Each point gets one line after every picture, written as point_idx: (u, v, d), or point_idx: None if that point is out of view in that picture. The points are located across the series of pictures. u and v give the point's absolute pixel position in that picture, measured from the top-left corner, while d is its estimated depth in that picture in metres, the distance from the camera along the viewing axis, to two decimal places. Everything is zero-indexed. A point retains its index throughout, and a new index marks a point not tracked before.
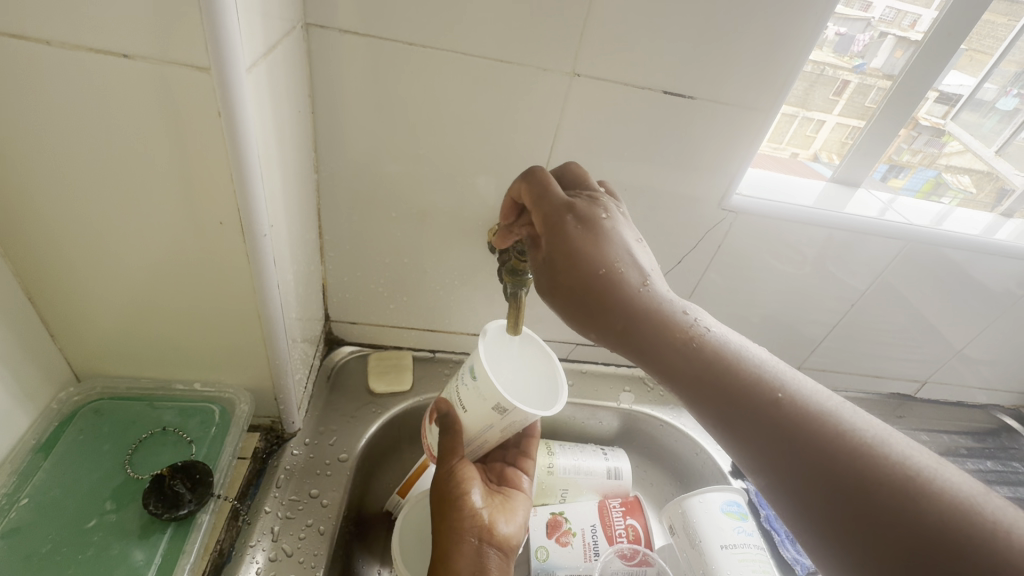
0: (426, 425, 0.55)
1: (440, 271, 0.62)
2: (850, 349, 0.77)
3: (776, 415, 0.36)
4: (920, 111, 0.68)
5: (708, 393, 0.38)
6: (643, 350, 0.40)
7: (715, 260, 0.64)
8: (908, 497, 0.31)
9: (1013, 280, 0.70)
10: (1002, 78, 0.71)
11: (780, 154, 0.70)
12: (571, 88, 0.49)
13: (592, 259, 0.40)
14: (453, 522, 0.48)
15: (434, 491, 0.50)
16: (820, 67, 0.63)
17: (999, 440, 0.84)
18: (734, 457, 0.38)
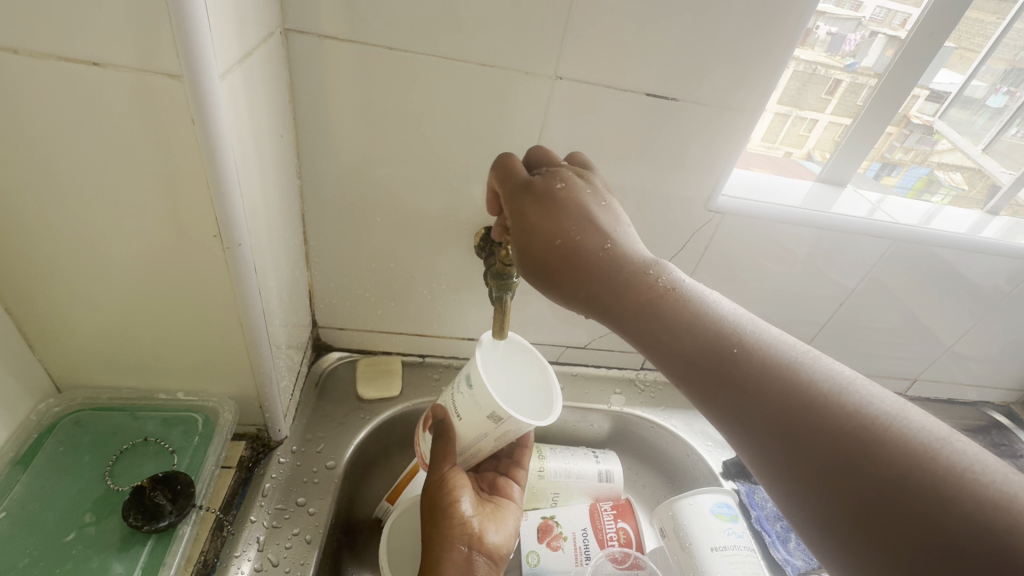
0: (419, 433, 0.55)
1: (428, 276, 0.62)
2: (840, 348, 0.77)
3: (737, 370, 0.34)
4: (910, 109, 0.69)
5: (672, 354, 0.37)
6: (607, 317, 0.40)
7: (703, 261, 0.64)
8: (869, 447, 0.29)
9: (1001, 277, 0.70)
10: (991, 75, 0.72)
11: (774, 153, 0.71)
12: (554, 91, 0.49)
13: (546, 227, 0.41)
14: (443, 528, 0.47)
15: (425, 497, 0.50)
16: (812, 66, 0.64)
17: (990, 436, 0.84)
18: (705, 416, 0.37)
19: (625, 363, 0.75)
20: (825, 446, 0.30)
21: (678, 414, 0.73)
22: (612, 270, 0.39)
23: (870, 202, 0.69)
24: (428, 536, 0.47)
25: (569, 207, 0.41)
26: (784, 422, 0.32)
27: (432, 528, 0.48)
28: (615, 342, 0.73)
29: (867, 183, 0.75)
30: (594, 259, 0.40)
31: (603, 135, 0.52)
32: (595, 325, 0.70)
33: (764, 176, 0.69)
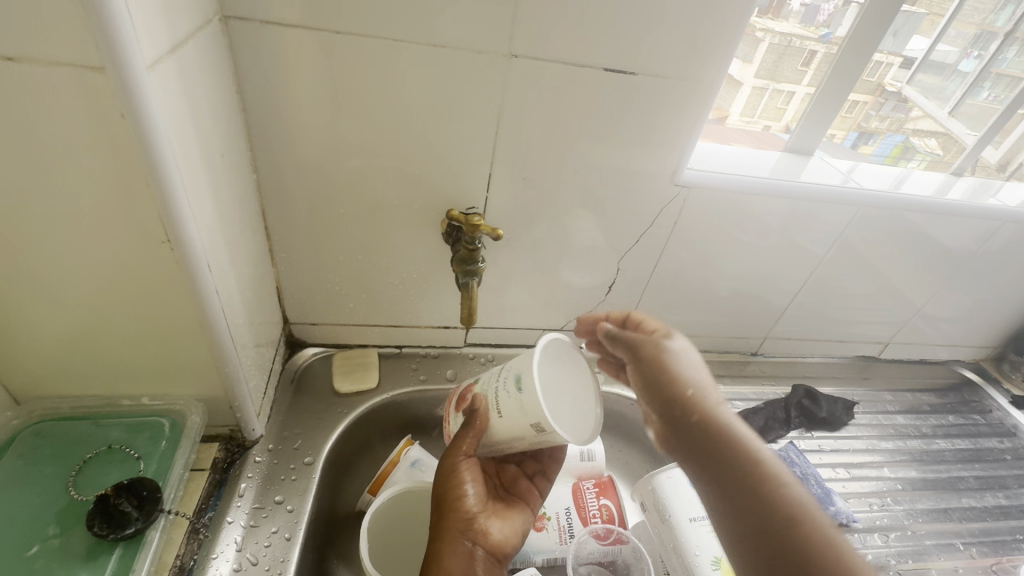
0: (448, 412, 0.55)
1: (399, 266, 0.61)
2: (815, 316, 0.78)
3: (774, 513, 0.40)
4: (886, 77, 0.71)
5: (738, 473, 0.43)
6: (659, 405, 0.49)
7: (673, 237, 0.64)
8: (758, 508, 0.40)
9: (969, 237, 0.71)
10: (962, 40, 0.73)
11: (753, 127, 0.71)
12: (509, 70, 0.48)
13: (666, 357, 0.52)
14: (450, 518, 0.48)
15: (437, 482, 0.50)
16: (788, 38, 0.65)
17: (961, 394, 0.86)
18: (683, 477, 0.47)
19: None
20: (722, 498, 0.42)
21: None
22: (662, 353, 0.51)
23: (839, 170, 0.69)
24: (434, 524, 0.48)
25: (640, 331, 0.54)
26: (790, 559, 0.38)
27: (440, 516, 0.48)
28: None
29: (843, 150, 0.74)
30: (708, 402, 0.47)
31: (563, 112, 0.51)
32: (572, 305, 0.70)
33: (745, 150, 0.68)
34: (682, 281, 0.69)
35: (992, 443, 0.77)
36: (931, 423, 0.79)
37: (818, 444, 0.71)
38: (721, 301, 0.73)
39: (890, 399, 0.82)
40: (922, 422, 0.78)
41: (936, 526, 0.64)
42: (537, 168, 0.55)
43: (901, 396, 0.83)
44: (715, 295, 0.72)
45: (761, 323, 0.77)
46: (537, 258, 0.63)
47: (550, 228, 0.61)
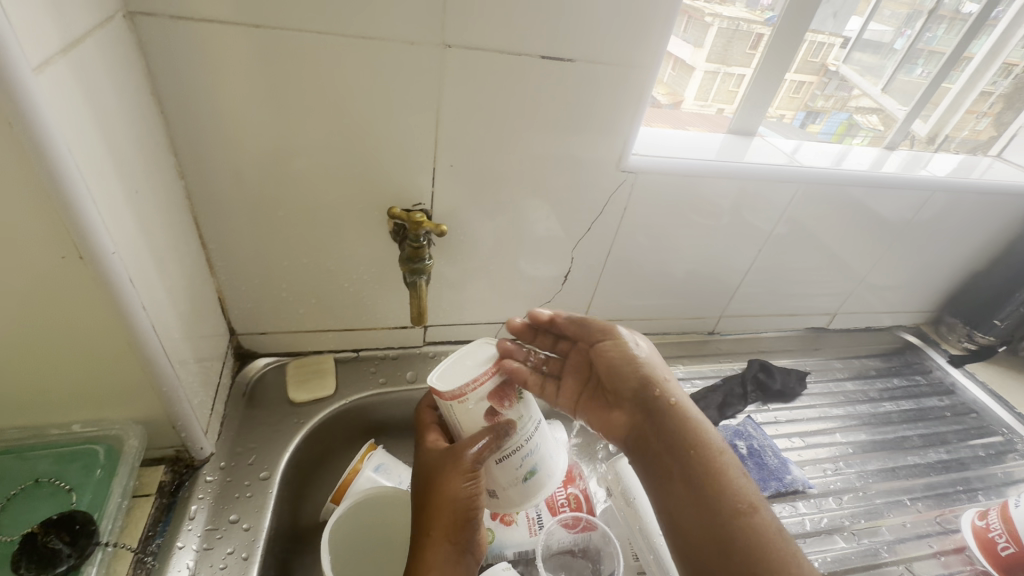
0: (467, 395, 0.45)
1: (348, 268, 0.60)
2: (768, 292, 0.80)
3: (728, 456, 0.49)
4: (829, 58, 0.74)
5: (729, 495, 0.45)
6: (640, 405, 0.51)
7: (624, 223, 0.64)
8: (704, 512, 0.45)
9: (904, 207, 0.74)
10: (895, 20, 0.76)
11: (707, 111, 0.73)
12: (444, 61, 0.47)
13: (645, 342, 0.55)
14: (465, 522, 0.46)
15: (450, 488, 0.46)
16: (735, 23, 0.67)
17: (904, 357, 0.90)
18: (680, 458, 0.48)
19: None
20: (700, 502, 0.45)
21: None
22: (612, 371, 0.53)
23: (781, 150, 0.71)
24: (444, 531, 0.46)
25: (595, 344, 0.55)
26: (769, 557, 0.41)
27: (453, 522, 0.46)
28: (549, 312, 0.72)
29: (792, 130, 0.77)
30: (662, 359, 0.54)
31: (503, 103, 0.50)
32: (530, 296, 0.69)
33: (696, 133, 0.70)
34: (637, 266, 0.70)
35: (933, 401, 0.82)
36: (877, 387, 0.83)
37: (775, 416, 0.73)
38: (677, 283, 0.74)
39: (839, 366, 0.85)
40: (869, 386, 0.82)
41: (885, 484, 0.67)
42: (482, 160, 0.54)
43: (850, 363, 0.86)
44: (671, 277, 0.73)
45: (715, 303, 0.79)
46: (489, 251, 0.63)
47: (500, 220, 0.60)
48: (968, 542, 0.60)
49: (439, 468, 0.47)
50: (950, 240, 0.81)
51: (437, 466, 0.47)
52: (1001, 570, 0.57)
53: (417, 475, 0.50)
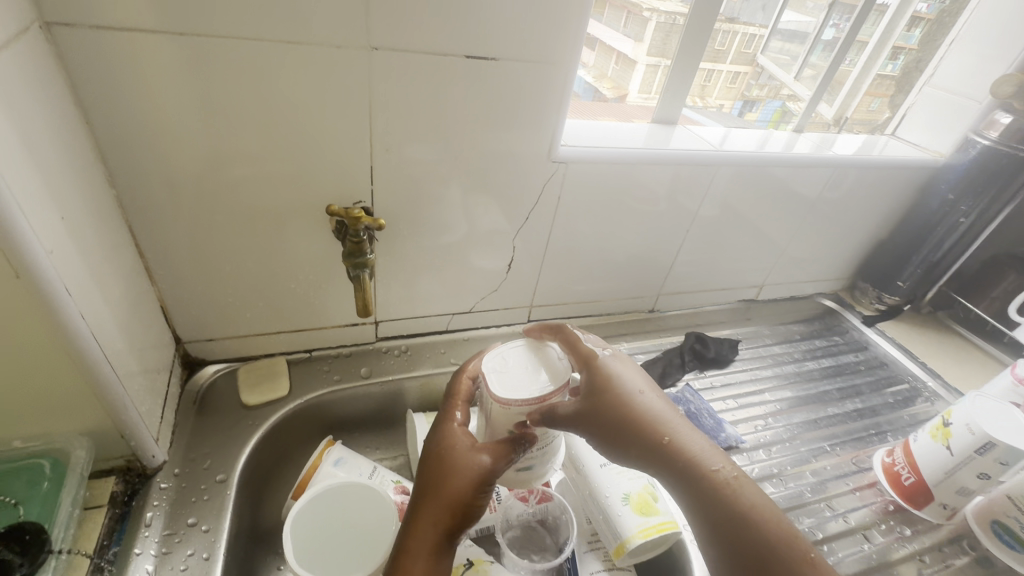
0: (521, 405, 0.48)
1: (293, 269, 0.60)
2: (700, 270, 0.86)
3: (737, 489, 0.48)
4: (759, 50, 0.85)
5: (734, 546, 0.45)
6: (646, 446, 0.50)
7: (559, 211, 0.67)
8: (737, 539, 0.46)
9: (817, 183, 0.81)
10: (816, 10, 0.84)
11: (650, 101, 0.79)
12: (372, 63, 0.49)
13: (611, 383, 0.52)
14: (458, 523, 0.47)
15: (460, 482, 0.48)
16: (672, 16, 0.71)
17: (824, 321, 0.99)
18: (692, 500, 0.48)
19: (511, 318, 0.79)
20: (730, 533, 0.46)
21: None
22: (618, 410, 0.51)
23: (702, 137, 0.76)
24: (438, 524, 0.46)
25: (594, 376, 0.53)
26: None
27: (449, 514, 0.47)
28: (496, 301, 0.75)
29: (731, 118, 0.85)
30: (634, 399, 0.51)
31: (434, 100, 0.53)
32: (476, 286, 0.72)
33: (624, 125, 0.74)
34: (575, 251, 0.73)
35: (849, 356, 0.90)
36: (801, 348, 0.91)
37: (710, 382, 0.79)
38: (617, 266, 0.79)
39: (768, 333, 0.93)
40: (794, 348, 0.90)
41: (808, 434, 0.74)
42: (418, 156, 0.56)
43: (777, 329, 0.94)
44: (610, 261, 0.77)
45: (652, 282, 0.84)
46: (433, 245, 0.65)
47: (440, 214, 0.62)
48: (879, 478, 0.68)
49: (458, 456, 0.49)
50: (857, 212, 0.89)
51: (455, 459, 0.49)
52: (904, 498, 0.65)
53: (426, 459, 0.51)
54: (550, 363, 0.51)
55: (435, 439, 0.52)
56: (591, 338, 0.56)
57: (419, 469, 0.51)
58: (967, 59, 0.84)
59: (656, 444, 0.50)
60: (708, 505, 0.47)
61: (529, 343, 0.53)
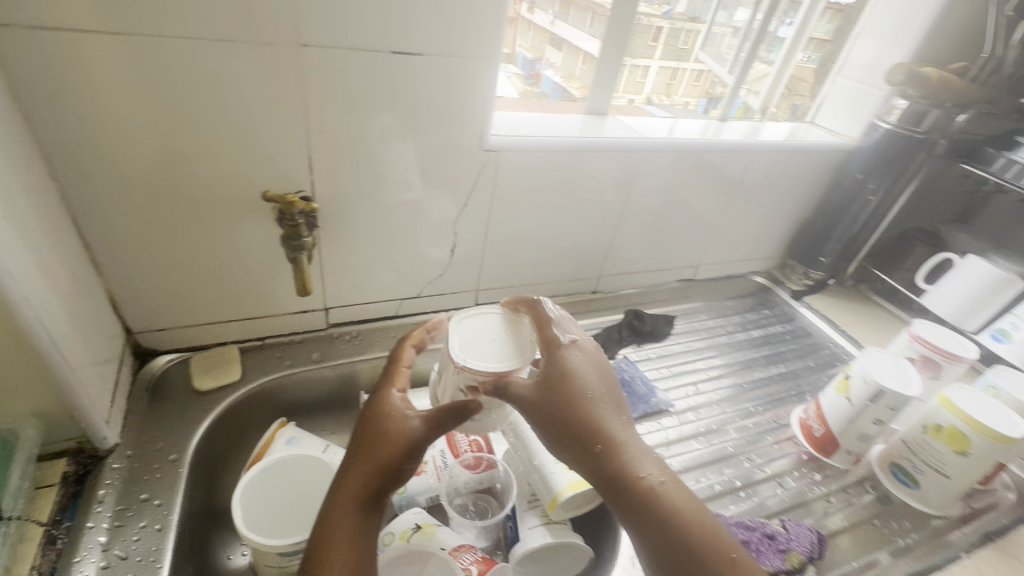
0: (476, 371, 0.52)
1: (239, 257, 0.63)
2: (636, 252, 0.92)
3: (668, 498, 0.47)
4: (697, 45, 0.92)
5: (654, 549, 0.46)
6: (580, 449, 0.50)
7: (496, 197, 0.72)
8: (659, 550, 0.45)
9: (740, 167, 0.88)
10: None
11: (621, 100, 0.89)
12: (302, 59, 0.52)
13: (559, 378, 0.52)
14: (388, 483, 0.49)
15: (390, 443, 0.50)
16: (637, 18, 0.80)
17: (757, 297, 1.07)
18: (619, 506, 0.48)
19: (459, 302, 0.83)
20: (652, 543, 0.46)
21: None
22: (555, 413, 0.50)
23: (629, 126, 0.82)
24: (367, 481, 0.49)
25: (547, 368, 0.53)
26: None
27: (379, 471, 0.49)
28: (442, 286, 0.79)
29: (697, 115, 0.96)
30: (579, 400, 0.50)
31: (365, 94, 0.57)
32: (422, 272, 0.76)
33: (558, 117, 0.79)
34: (513, 236, 0.78)
35: (776, 326, 0.98)
36: (734, 321, 0.98)
37: (647, 354, 0.85)
38: (557, 250, 0.84)
39: (703, 309, 1.00)
40: (728, 321, 0.97)
41: (734, 397, 0.81)
42: (355, 147, 0.60)
43: (711, 305, 1.01)
44: (550, 245, 0.82)
45: (592, 265, 0.89)
46: (376, 232, 0.69)
47: (381, 203, 0.66)
48: (795, 432, 0.75)
49: (396, 420, 0.52)
50: (780, 194, 0.96)
51: (387, 423, 0.52)
52: (817, 449, 0.71)
53: (367, 419, 0.53)
54: (517, 342, 0.56)
55: (379, 402, 0.54)
56: (563, 322, 0.57)
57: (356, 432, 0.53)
58: (867, 52, 0.90)
59: (592, 447, 0.49)
60: (634, 512, 0.47)
61: (507, 318, 0.59)
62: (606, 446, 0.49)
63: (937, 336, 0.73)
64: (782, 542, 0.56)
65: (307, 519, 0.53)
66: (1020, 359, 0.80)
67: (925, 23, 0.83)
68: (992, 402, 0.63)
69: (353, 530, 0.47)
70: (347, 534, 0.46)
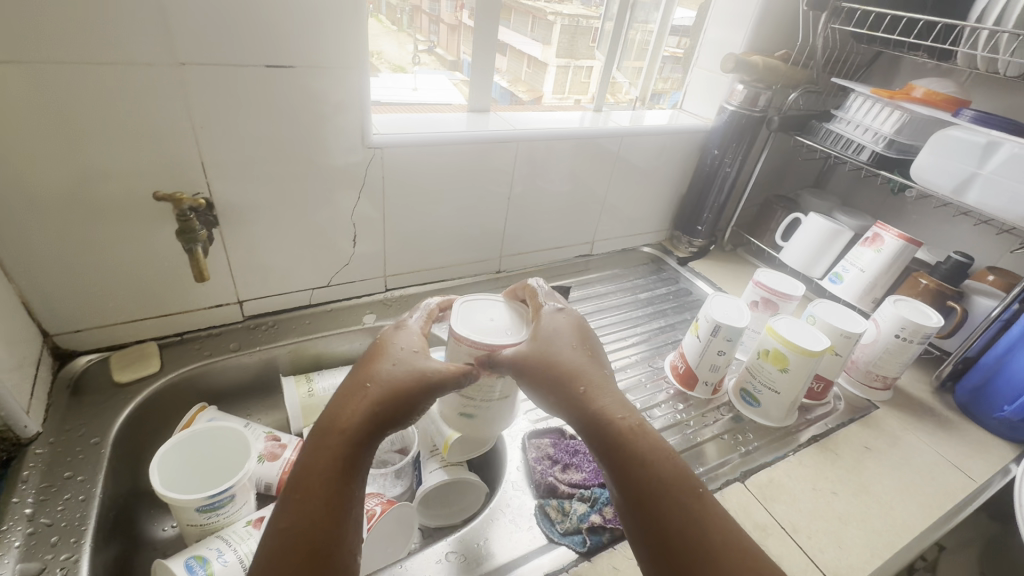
0: (468, 338, 0.55)
1: (147, 258, 0.70)
2: (531, 233, 1.02)
3: (642, 437, 0.50)
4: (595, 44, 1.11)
5: (630, 483, 0.48)
6: (562, 393, 0.52)
7: (386, 189, 0.81)
8: (634, 486, 0.48)
9: (612, 151, 0.99)
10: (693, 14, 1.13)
11: (567, 100, 1.12)
12: (182, 76, 0.60)
13: (547, 336, 0.56)
14: (386, 417, 0.50)
15: (400, 379, 0.51)
16: (577, 19, 1.05)
17: (649, 265, 1.20)
18: (600, 443, 0.50)
19: (370, 289, 0.91)
20: (627, 479, 0.49)
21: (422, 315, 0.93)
22: (544, 359, 0.54)
23: (505, 120, 0.93)
24: (368, 415, 0.49)
25: (539, 325, 0.58)
26: (680, 531, 0.46)
27: (385, 406, 0.50)
28: (350, 275, 0.88)
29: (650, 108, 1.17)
30: (561, 352, 0.54)
31: (247, 103, 0.65)
32: (327, 263, 0.84)
33: (446, 116, 0.90)
34: (410, 224, 0.87)
35: (662, 288, 1.12)
36: (626, 287, 1.11)
37: None
38: (455, 236, 0.94)
39: (599, 279, 1.12)
40: (620, 288, 1.10)
41: (618, 348, 0.93)
42: (244, 151, 0.68)
43: (606, 275, 1.14)
44: (448, 231, 0.92)
45: (492, 246, 0.99)
46: (277, 229, 0.76)
47: (281, 203, 0.74)
48: (667, 373, 0.87)
49: (404, 358, 0.54)
50: (657, 173, 1.09)
51: (387, 364, 0.53)
52: (682, 384, 0.83)
53: (370, 357, 0.54)
54: (515, 322, 0.60)
55: (387, 341, 0.56)
56: (549, 296, 0.62)
57: (353, 371, 0.54)
58: (712, 46, 1.06)
59: (574, 389, 0.52)
60: (616, 447, 0.49)
61: (508, 302, 0.64)
62: (589, 389, 0.52)
63: (775, 280, 0.86)
64: None
65: (196, 481, 0.62)
66: (850, 297, 0.95)
67: (751, 21, 0.97)
68: (808, 328, 0.75)
69: (344, 456, 0.47)
70: (339, 463, 0.47)
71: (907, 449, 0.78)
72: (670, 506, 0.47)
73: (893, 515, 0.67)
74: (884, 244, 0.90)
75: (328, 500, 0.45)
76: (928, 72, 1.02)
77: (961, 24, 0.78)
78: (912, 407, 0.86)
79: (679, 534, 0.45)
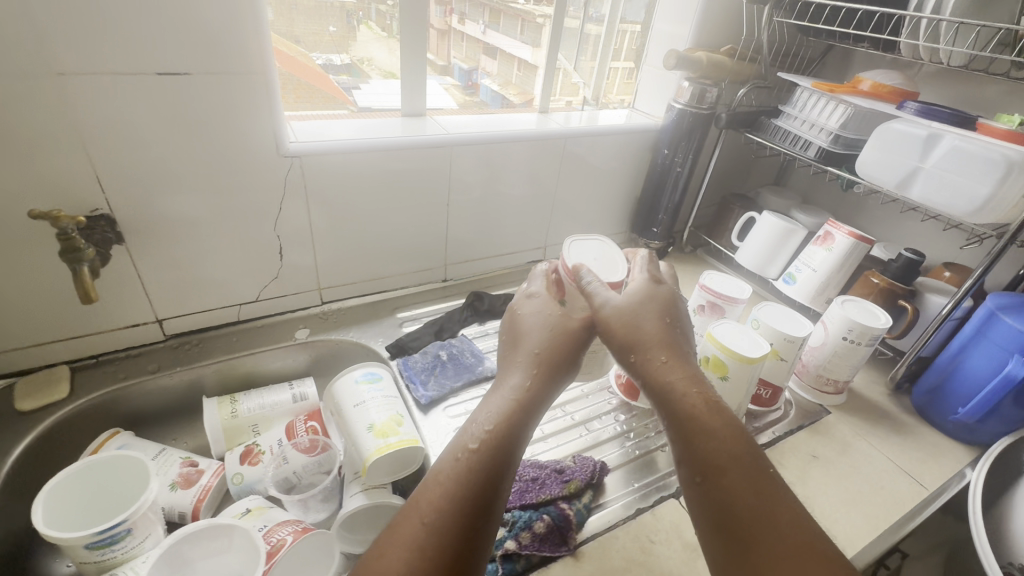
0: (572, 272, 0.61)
1: (47, 279, 0.66)
2: (477, 240, 0.99)
3: (714, 413, 0.49)
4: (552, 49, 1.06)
5: (693, 452, 0.47)
6: (640, 364, 0.54)
7: (310, 198, 0.77)
8: (695, 457, 0.47)
9: (558, 153, 0.96)
10: None
11: None
12: (64, 86, 0.56)
13: (643, 305, 0.57)
14: (546, 375, 0.55)
15: (551, 344, 0.57)
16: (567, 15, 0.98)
17: None
18: (668, 412, 0.50)
19: (304, 302, 0.88)
20: (690, 449, 0.47)
21: (359, 328, 0.90)
22: (634, 328, 0.55)
23: (439, 123, 0.89)
24: (533, 376, 0.54)
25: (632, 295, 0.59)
26: (739, 506, 0.43)
27: (554, 368, 0.56)
28: (280, 288, 0.84)
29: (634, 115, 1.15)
30: (648, 322, 0.56)
31: (143, 112, 0.61)
32: (254, 277, 0.80)
33: (377, 121, 0.86)
34: (342, 234, 0.84)
35: None
36: None
37: (486, 330, 0.94)
38: (392, 244, 0.90)
39: None
40: None
41: None
42: (145, 164, 0.64)
43: None
44: (385, 240, 0.89)
45: (435, 254, 0.96)
46: (193, 244, 0.73)
47: (193, 217, 0.71)
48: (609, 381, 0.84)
49: (554, 324, 0.59)
50: (610, 174, 1.06)
51: (539, 328, 0.59)
52: (626, 394, 0.79)
53: (516, 333, 0.60)
54: (611, 265, 0.64)
55: (519, 312, 0.62)
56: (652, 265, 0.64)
57: (505, 341, 0.61)
58: (659, 42, 1.03)
59: (656, 358, 0.53)
60: (687, 415, 0.49)
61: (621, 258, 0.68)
62: (667, 361, 0.53)
63: (721, 284, 0.83)
64: (567, 474, 0.63)
65: (90, 517, 0.59)
66: (803, 298, 0.92)
67: (695, 15, 0.94)
68: (748, 333, 0.72)
69: (522, 416, 0.51)
70: (515, 420, 0.50)
71: (856, 457, 0.75)
72: (730, 482, 0.44)
73: (835, 529, 0.64)
74: (834, 242, 0.87)
75: (491, 457, 0.47)
76: (881, 65, 0.99)
77: (899, 13, 0.76)
78: (865, 410, 0.83)
79: (735, 511, 0.43)
